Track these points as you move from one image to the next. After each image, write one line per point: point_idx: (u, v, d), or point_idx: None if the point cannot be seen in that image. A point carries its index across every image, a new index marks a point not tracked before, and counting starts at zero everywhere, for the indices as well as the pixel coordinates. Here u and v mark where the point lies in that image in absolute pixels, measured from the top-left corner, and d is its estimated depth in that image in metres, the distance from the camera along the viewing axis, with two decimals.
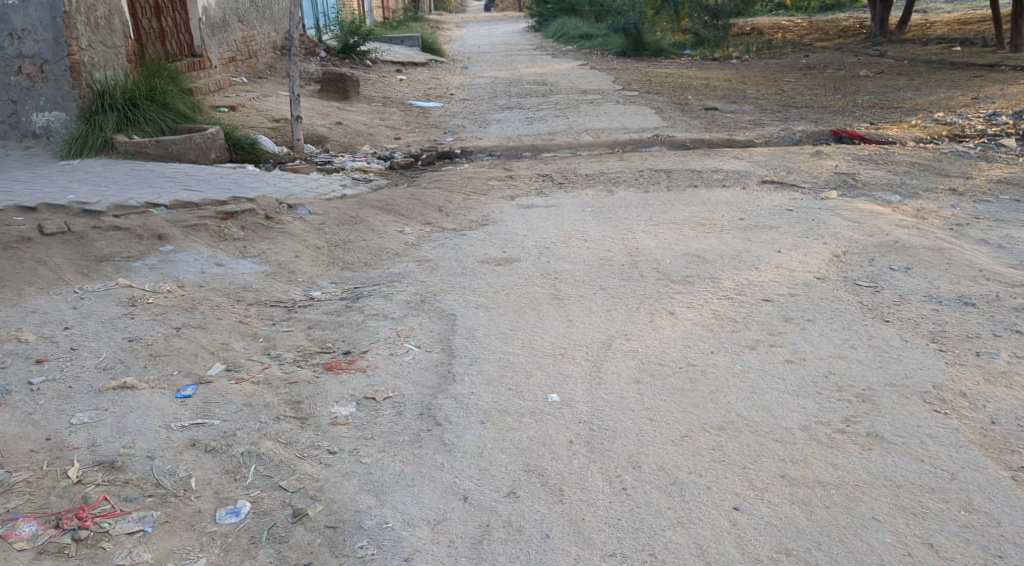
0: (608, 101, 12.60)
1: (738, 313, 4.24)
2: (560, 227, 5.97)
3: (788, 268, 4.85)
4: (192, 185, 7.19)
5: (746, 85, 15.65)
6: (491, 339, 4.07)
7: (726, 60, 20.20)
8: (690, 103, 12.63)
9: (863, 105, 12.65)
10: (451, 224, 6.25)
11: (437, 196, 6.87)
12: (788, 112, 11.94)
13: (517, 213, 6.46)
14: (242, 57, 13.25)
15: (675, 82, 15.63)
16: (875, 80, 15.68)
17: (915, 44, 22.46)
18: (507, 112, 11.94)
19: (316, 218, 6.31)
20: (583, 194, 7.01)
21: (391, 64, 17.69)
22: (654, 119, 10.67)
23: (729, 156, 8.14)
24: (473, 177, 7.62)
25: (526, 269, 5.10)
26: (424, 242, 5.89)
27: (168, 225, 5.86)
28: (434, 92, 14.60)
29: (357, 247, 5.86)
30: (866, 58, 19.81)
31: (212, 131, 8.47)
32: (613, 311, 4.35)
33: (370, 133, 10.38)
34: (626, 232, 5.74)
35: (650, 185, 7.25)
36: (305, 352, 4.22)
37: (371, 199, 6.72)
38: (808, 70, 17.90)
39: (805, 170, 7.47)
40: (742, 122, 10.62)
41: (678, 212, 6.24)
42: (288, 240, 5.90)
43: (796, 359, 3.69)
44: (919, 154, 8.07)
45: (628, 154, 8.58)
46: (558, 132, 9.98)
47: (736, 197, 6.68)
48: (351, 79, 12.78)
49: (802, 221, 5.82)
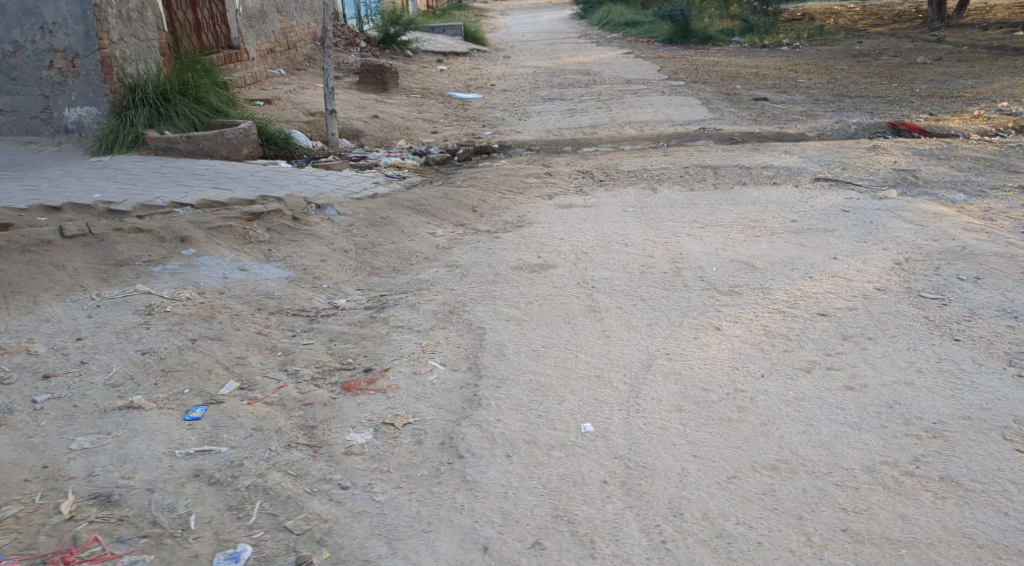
0: (653, 91, 12.18)
1: (791, 330, 3.87)
2: (599, 229, 5.63)
3: (845, 277, 4.47)
4: (221, 183, 7.01)
5: (798, 73, 15.08)
6: (520, 358, 3.77)
7: (775, 47, 19.56)
8: (739, 93, 12.15)
9: (922, 94, 12.05)
10: (484, 226, 5.96)
11: (471, 195, 6.58)
12: (842, 102, 11.41)
13: (553, 214, 6.14)
14: (280, 48, 13.09)
15: (723, 71, 15.12)
16: (934, 68, 15.00)
17: (975, 29, 21.53)
18: (547, 103, 11.60)
19: (344, 218, 6.06)
20: (624, 193, 6.66)
21: (432, 53, 17.42)
22: (700, 111, 10.25)
23: (779, 151, 7.71)
24: (509, 174, 7.31)
25: (561, 277, 4.79)
26: (456, 245, 5.61)
27: (192, 226, 5.67)
28: (474, 82, 14.30)
29: (385, 251, 5.60)
30: (923, 44, 19.00)
31: (244, 126, 8.27)
32: (653, 327, 4.01)
33: (406, 127, 10.12)
34: (669, 235, 5.39)
35: (695, 182, 6.87)
36: (324, 368, 3.98)
37: (402, 198, 6.46)
38: (862, 57, 17.23)
39: (862, 166, 7.02)
40: (792, 113, 10.14)
41: (726, 213, 5.87)
42: (315, 243, 5.67)
43: (857, 385, 3.31)
44: (985, 148, 7.54)
45: (672, 149, 8.20)
46: (599, 125, 9.61)
47: (787, 196, 6.28)
48: (389, 70, 12.54)
49: (860, 223, 5.41)
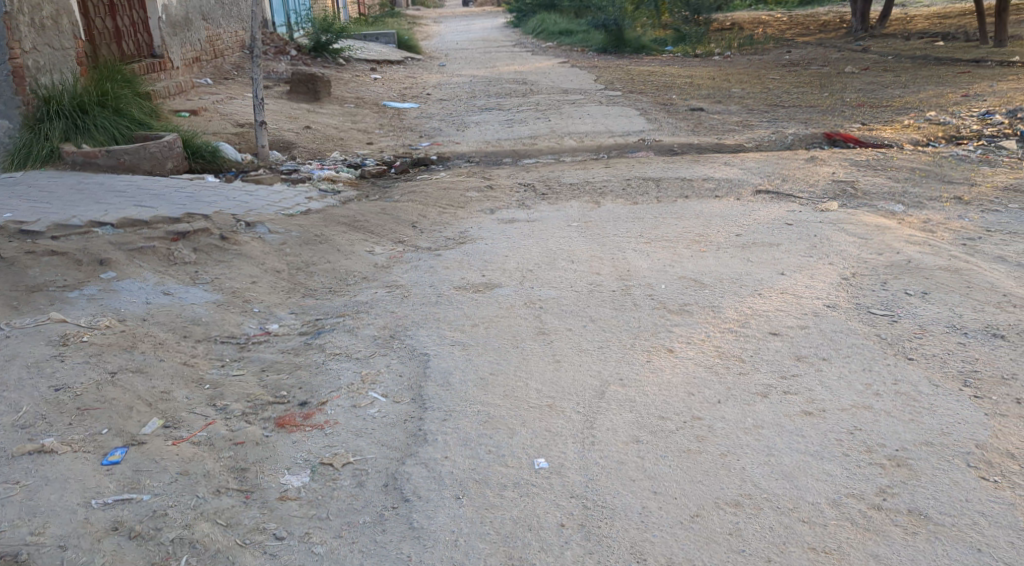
0: (590, 101, 12.13)
1: (744, 350, 3.76)
2: (543, 246, 5.48)
3: (794, 293, 4.39)
4: (143, 199, 6.65)
5: (731, 83, 15.25)
6: (466, 387, 3.57)
7: (708, 57, 19.81)
8: (675, 103, 12.19)
9: (852, 104, 12.26)
10: (424, 243, 5.75)
11: (409, 210, 6.36)
12: (776, 112, 11.52)
13: (495, 229, 5.96)
14: (206, 57, 12.67)
15: (659, 81, 15.19)
16: (862, 77, 15.32)
17: (898, 39, 22.16)
18: (484, 113, 11.44)
19: (276, 236, 5.79)
20: (567, 207, 6.53)
21: (366, 62, 17.12)
22: (638, 121, 10.22)
23: (719, 163, 7.69)
24: (448, 187, 7.12)
25: (506, 297, 4.61)
26: (395, 264, 5.39)
27: (111, 248, 5.33)
28: (409, 92, 14.06)
29: (320, 271, 5.35)
30: (849, 54, 19.45)
31: (168, 139, 7.90)
32: (604, 350, 3.86)
33: (340, 138, 9.84)
34: (615, 252, 5.26)
35: (638, 195, 6.79)
36: (256, 402, 3.73)
37: (338, 214, 6.21)
38: (792, 67, 17.54)
39: (802, 177, 7.03)
40: (729, 124, 10.19)
41: (670, 227, 5.78)
42: (245, 263, 5.39)
43: (816, 410, 3.21)
44: (919, 158, 7.64)
45: (613, 161, 8.12)
46: (538, 135, 9.49)
47: (730, 209, 6.23)
48: (322, 79, 12.23)
49: (804, 237, 5.37)
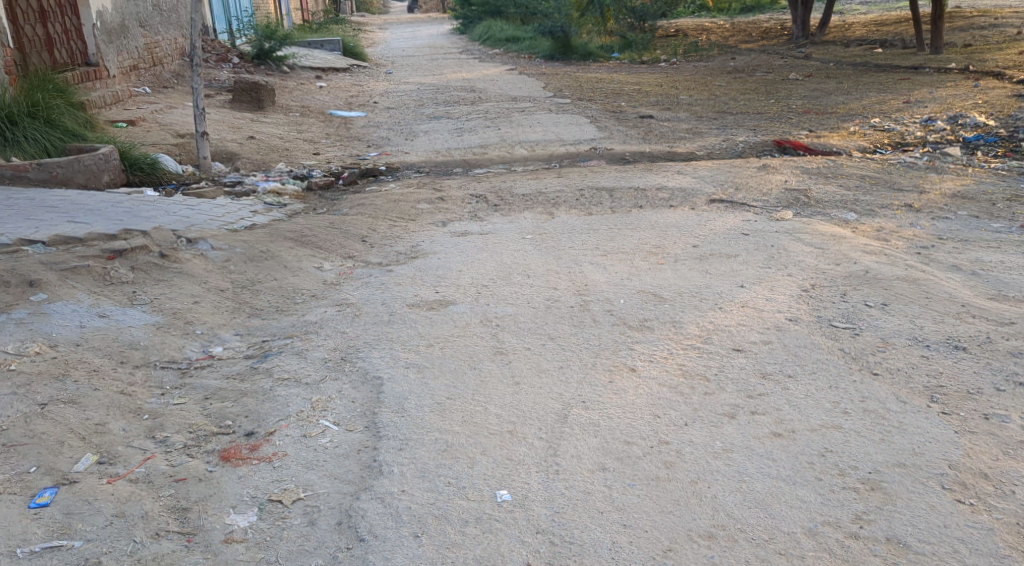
0: (540, 109, 12.05)
1: (709, 368, 3.66)
2: (497, 260, 5.34)
3: (755, 307, 4.33)
4: (77, 215, 6.34)
5: (678, 90, 15.31)
6: (423, 412, 3.42)
7: (654, 64, 19.92)
8: (624, 111, 12.16)
9: (798, 111, 12.38)
10: (375, 258, 5.57)
11: (359, 224, 6.17)
12: (725, 119, 11.58)
13: (448, 243, 5.81)
14: (145, 65, 12.27)
15: (607, 88, 15.19)
16: (805, 84, 15.52)
17: (838, 46, 22.57)
18: (434, 122, 11.27)
19: (219, 252, 5.54)
20: (520, 218, 6.40)
21: (311, 69, 16.81)
22: (589, 129, 10.15)
23: (672, 171, 7.64)
24: (399, 199, 6.94)
25: (461, 315, 4.46)
26: (345, 280, 5.20)
27: (42, 268, 5.04)
28: (356, 100, 13.82)
29: (267, 289, 5.13)
30: (792, 61, 19.73)
31: (104, 151, 7.59)
32: (565, 370, 3.74)
33: (286, 148, 9.58)
34: (572, 265, 5.15)
35: (592, 205, 6.69)
36: (199, 433, 3.52)
37: (284, 229, 5.98)
38: (737, 74, 17.72)
39: (754, 185, 7.01)
40: (679, 131, 10.19)
41: (626, 239, 5.69)
42: (186, 282, 5.14)
43: (784, 432, 3.15)
44: (868, 165, 7.69)
45: (565, 170, 8.02)
46: (489, 144, 9.36)
47: (685, 219, 6.17)
48: (266, 88, 11.93)
49: (761, 247, 5.33)
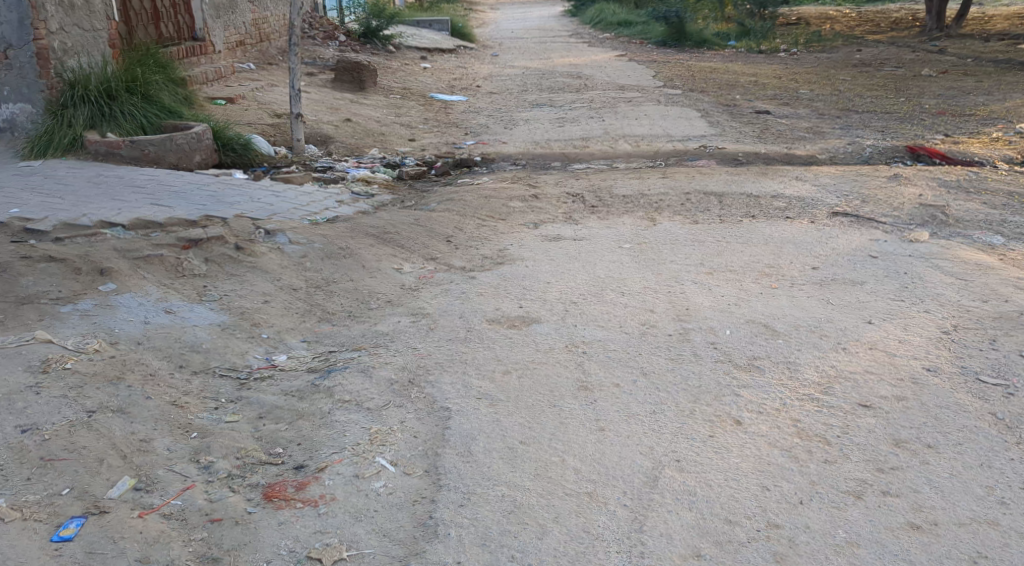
0: (648, 100, 11.44)
1: (830, 428, 3.10)
2: (591, 272, 4.86)
3: (886, 351, 3.72)
4: (162, 198, 6.18)
5: (799, 83, 14.38)
6: (492, 459, 3.00)
7: (773, 54, 18.89)
8: (739, 105, 11.42)
9: (933, 111, 11.35)
10: (459, 262, 5.19)
11: (446, 221, 5.79)
12: (849, 118, 10.70)
13: (538, 248, 5.37)
14: (250, 41, 12.23)
15: (722, 79, 14.41)
16: (940, 81, 14.33)
17: (976, 40, 20.92)
18: (535, 110, 10.82)
19: (296, 247, 5.24)
20: (619, 224, 5.90)
21: (417, 49, 16.60)
22: (700, 125, 9.51)
23: (790, 177, 6.97)
24: (490, 195, 6.53)
25: (545, 336, 4.01)
26: (424, 286, 4.83)
27: (115, 256, 4.85)
28: (458, 83, 13.48)
29: (341, 291, 4.81)
30: (924, 54, 18.36)
31: (197, 130, 7.44)
32: (659, 416, 3.24)
33: (381, 133, 9.31)
34: (673, 285, 4.62)
35: (698, 213, 6.13)
36: (246, 461, 3.21)
37: (367, 224, 5.66)
38: (863, 67, 16.58)
39: (884, 198, 6.29)
40: (798, 131, 9.43)
41: (736, 255, 5.11)
42: (259, 278, 4.87)
43: (925, 524, 2.60)
44: (1018, 180, 6.80)
45: (671, 170, 7.45)
46: (591, 138, 8.85)
47: (803, 234, 5.55)
48: (367, 68, 11.72)
49: (892, 274, 4.67)
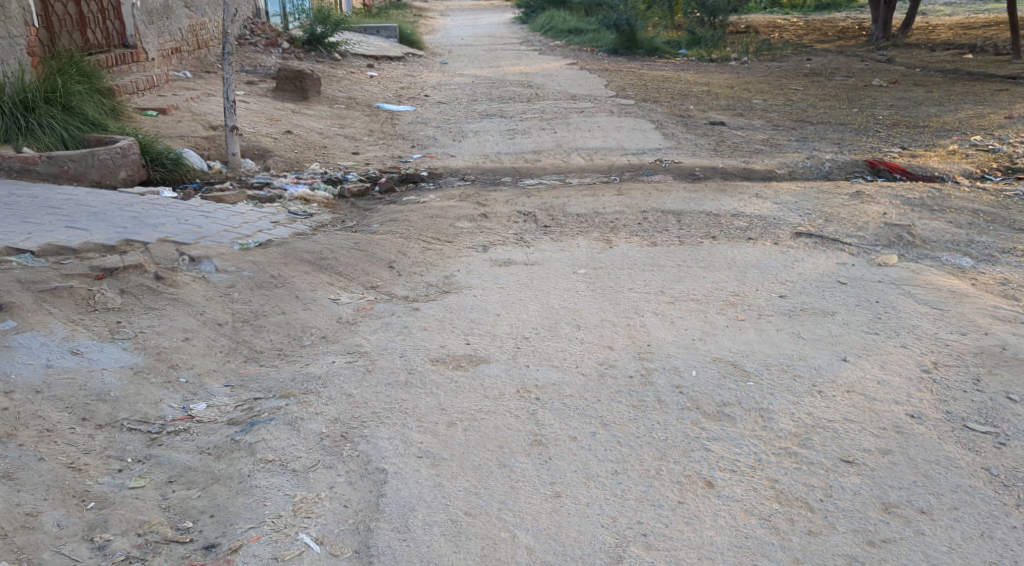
0: (601, 110, 11.18)
1: (811, 490, 2.86)
2: (544, 303, 4.51)
3: (865, 394, 3.43)
4: (78, 220, 5.67)
5: (751, 92, 14.27)
6: (432, 537, 2.68)
7: (724, 62, 18.86)
8: (693, 115, 11.21)
9: (886, 123, 11.26)
10: (402, 291, 4.79)
11: (388, 245, 5.39)
12: (804, 130, 10.55)
13: (487, 274, 5.01)
14: (187, 48, 11.69)
15: (675, 88, 14.24)
16: (891, 91, 14.33)
17: (922, 49, 21.16)
18: (485, 121, 10.46)
19: (223, 276, 4.79)
20: (573, 246, 5.57)
21: (364, 57, 16.16)
22: (654, 137, 9.25)
23: (750, 193, 6.72)
24: (437, 214, 6.15)
25: (494, 379, 3.64)
26: (363, 319, 4.43)
27: (17, 288, 4.31)
28: (405, 92, 13.07)
29: (271, 325, 4.38)
30: (873, 64, 18.46)
31: (121, 144, 6.93)
32: (621, 478, 2.92)
33: (324, 145, 8.88)
34: (632, 317, 4.29)
35: (656, 234, 5.83)
36: (148, 539, 2.79)
37: (302, 248, 5.23)
38: (814, 76, 16.57)
39: (846, 217, 6.06)
40: (754, 143, 9.23)
41: (698, 282, 4.81)
42: (181, 312, 4.41)
43: None
44: (981, 196, 6.63)
45: (626, 186, 7.16)
46: (543, 151, 8.53)
47: (766, 257, 5.28)
48: (310, 77, 11.25)
49: (862, 303, 4.41)
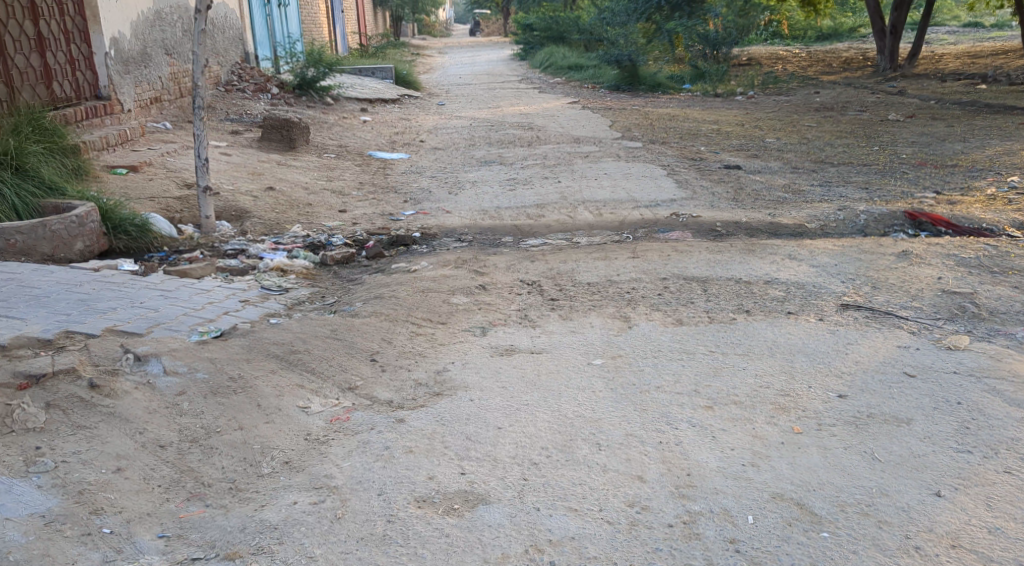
0: (608, 155, 10.51)
1: None
2: (555, 410, 3.74)
3: (976, 552, 2.75)
4: (16, 306, 4.92)
5: (763, 130, 13.62)
6: None
7: (729, 97, 18.24)
8: (706, 158, 10.52)
9: (913, 162, 10.58)
10: (385, 392, 4.03)
11: (372, 331, 4.63)
12: (826, 173, 9.87)
13: (486, 368, 4.24)
14: (167, 98, 11.06)
15: (683, 127, 13.60)
16: (909, 126, 13.68)
17: (933, 80, 20.60)
18: (484, 169, 9.78)
19: (172, 379, 4.03)
20: (586, 326, 4.81)
21: (358, 100, 15.58)
22: (667, 185, 8.55)
23: (781, 254, 6.00)
24: (430, 287, 5.40)
25: (496, 533, 2.92)
26: (336, 435, 3.65)
27: None
28: (400, 138, 12.42)
29: (223, 446, 3.61)
30: (885, 96, 17.84)
31: (77, 213, 6.21)
32: None
33: (309, 202, 8.18)
34: (664, 430, 3.51)
35: (680, 308, 5.08)
36: None
37: (268, 339, 4.47)
38: (826, 111, 15.93)
39: (896, 285, 5.32)
40: (776, 190, 8.54)
41: (737, 375, 4.05)
42: (116, 431, 3.63)
43: None
44: None
45: (641, 245, 6.44)
46: (548, 204, 7.83)
47: (813, 337, 4.53)
48: (298, 125, 10.59)
49: (943, 406, 3.65)
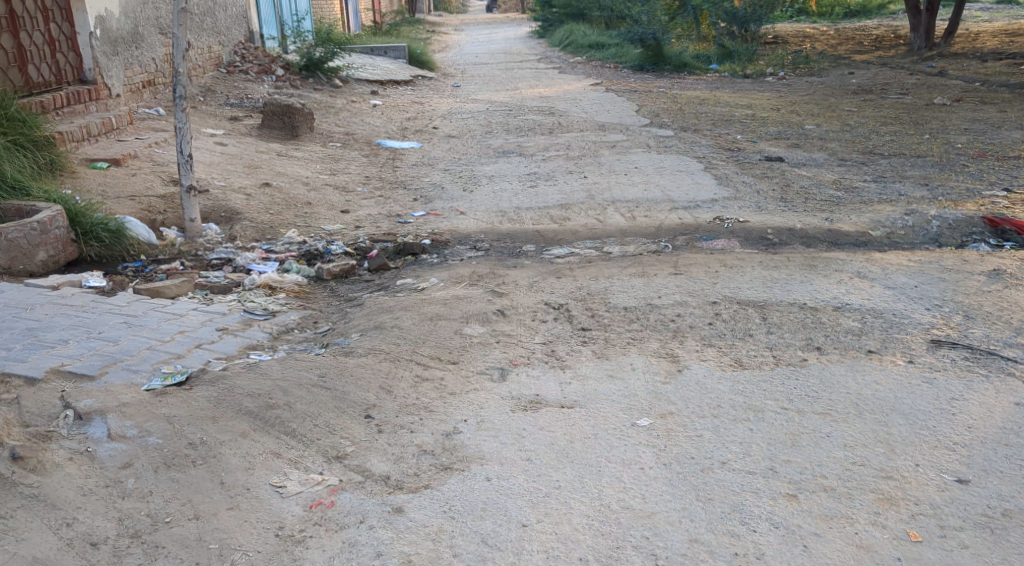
0: (636, 144, 9.63)
1: None
2: (598, 497, 2.95)
3: None
4: None
5: (801, 115, 12.67)
6: None
7: (759, 79, 17.24)
8: (743, 149, 9.62)
9: (971, 153, 9.62)
10: (381, 464, 3.23)
11: (368, 377, 3.82)
12: (877, 165, 8.95)
13: (508, 429, 3.44)
14: (161, 80, 10.26)
15: (715, 112, 12.69)
16: (959, 111, 12.68)
17: (974, 60, 19.47)
18: (502, 161, 8.94)
19: (118, 446, 3.24)
20: (626, 367, 3.99)
21: (369, 82, 14.74)
22: (705, 182, 7.68)
23: (848, 271, 5.14)
24: (440, 312, 4.59)
25: None
26: (316, 532, 2.88)
27: None
28: (411, 124, 11.57)
29: (172, 544, 2.84)
30: (925, 78, 16.79)
31: (40, 218, 5.41)
32: None
33: (308, 200, 7.38)
34: (740, 535, 2.74)
35: (737, 342, 4.25)
36: None
37: (242, 388, 3.68)
38: (865, 94, 14.93)
39: (994, 314, 4.46)
40: (826, 187, 7.67)
41: (824, 445, 3.22)
42: (38, 524, 2.86)
43: None
44: None
45: (682, 257, 5.60)
46: (573, 204, 6.99)
47: (906, 387, 3.69)
48: (300, 111, 9.77)
49: None
